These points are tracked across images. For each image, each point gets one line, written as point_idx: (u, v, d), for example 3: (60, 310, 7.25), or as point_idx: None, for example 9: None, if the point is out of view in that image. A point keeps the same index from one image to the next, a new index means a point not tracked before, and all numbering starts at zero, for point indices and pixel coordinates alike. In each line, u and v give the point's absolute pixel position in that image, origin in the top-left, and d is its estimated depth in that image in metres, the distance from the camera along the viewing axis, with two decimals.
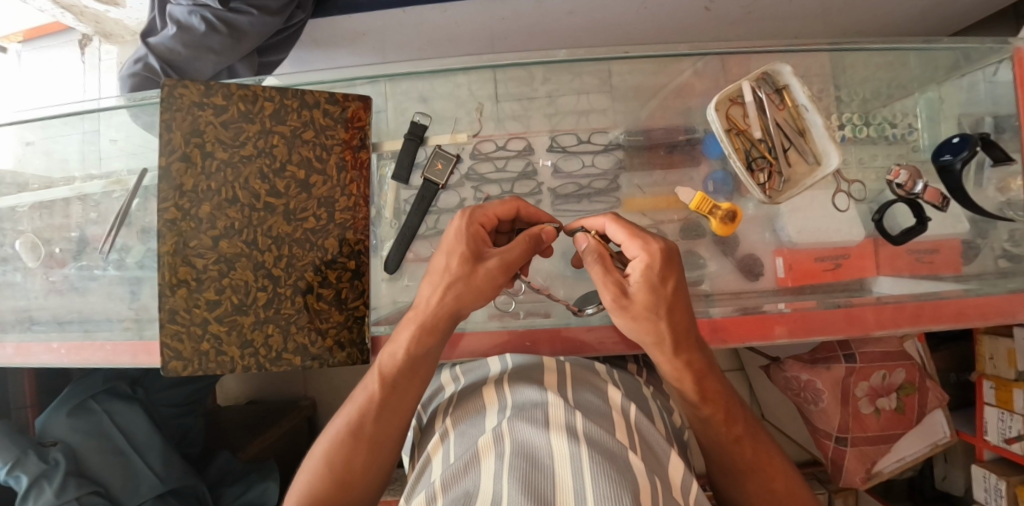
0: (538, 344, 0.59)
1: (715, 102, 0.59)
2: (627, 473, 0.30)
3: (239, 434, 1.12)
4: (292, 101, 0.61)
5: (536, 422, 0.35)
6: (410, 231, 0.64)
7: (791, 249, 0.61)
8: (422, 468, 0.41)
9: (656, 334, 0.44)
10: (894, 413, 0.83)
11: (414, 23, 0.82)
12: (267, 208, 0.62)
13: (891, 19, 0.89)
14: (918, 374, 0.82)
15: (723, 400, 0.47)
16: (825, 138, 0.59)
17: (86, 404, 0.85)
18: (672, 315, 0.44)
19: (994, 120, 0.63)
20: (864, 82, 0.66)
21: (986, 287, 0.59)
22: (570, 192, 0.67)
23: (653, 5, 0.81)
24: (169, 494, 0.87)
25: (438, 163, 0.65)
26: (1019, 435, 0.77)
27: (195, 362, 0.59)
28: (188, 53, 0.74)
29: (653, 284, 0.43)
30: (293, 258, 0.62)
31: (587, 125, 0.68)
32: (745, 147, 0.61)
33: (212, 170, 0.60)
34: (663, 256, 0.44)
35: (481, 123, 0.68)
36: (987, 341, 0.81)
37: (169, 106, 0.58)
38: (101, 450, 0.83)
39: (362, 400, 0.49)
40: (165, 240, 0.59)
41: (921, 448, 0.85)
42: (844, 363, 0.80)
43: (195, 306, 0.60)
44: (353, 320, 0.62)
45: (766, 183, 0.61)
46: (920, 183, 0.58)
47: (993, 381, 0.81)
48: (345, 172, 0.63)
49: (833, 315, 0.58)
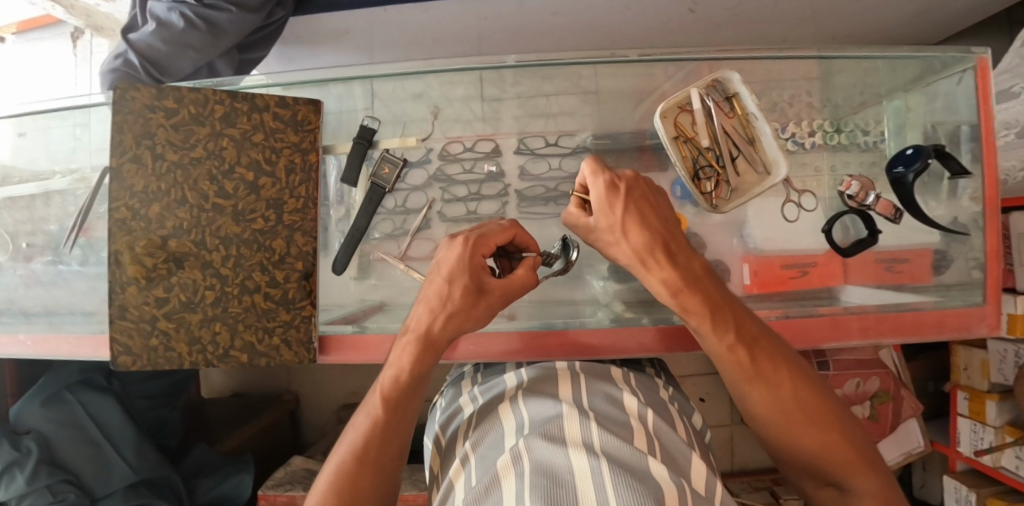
0: (549, 348, 0.58)
1: (659, 111, 0.59)
2: (649, 481, 0.30)
3: (216, 427, 1.16)
4: (242, 104, 0.61)
5: (552, 437, 0.36)
6: (358, 234, 0.65)
7: (758, 255, 0.63)
8: (446, 494, 0.40)
9: (629, 254, 0.48)
10: (868, 421, 0.87)
11: (397, 21, 0.83)
12: (215, 209, 0.61)
13: (880, 19, 0.89)
14: (893, 383, 0.86)
15: (715, 311, 0.46)
16: (774, 147, 0.60)
17: (61, 395, 0.85)
18: (633, 233, 0.47)
19: (971, 129, 0.60)
20: (840, 89, 0.66)
21: (947, 299, 0.60)
22: (537, 194, 0.69)
23: (636, 6, 0.81)
24: (142, 485, 0.87)
25: (385, 167, 0.65)
26: (990, 447, 0.85)
27: (145, 357, 0.60)
28: (166, 49, 0.74)
29: (604, 210, 0.48)
30: (241, 258, 0.61)
31: (555, 128, 0.69)
32: (692, 155, 0.61)
33: (163, 171, 0.60)
34: (608, 186, 0.48)
35: (432, 126, 0.70)
36: (963, 352, 0.89)
37: (121, 109, 0.59)
38: (73, 439, 0.82)
39: (366, 423, 0.47)
40: (115, 240, 0.60)
41: (896, 457, 0.90)
42: (818, 371, 0.86)
43: (144, 303, 0.60)
44: (301, 320, 0.62)
45: (713, 192, 0.61)
46: (873, 194, 0.58)
47: (967, 392, 0.88)
48: (294, 175, 0.63)
49: (818, 323, 0.58)
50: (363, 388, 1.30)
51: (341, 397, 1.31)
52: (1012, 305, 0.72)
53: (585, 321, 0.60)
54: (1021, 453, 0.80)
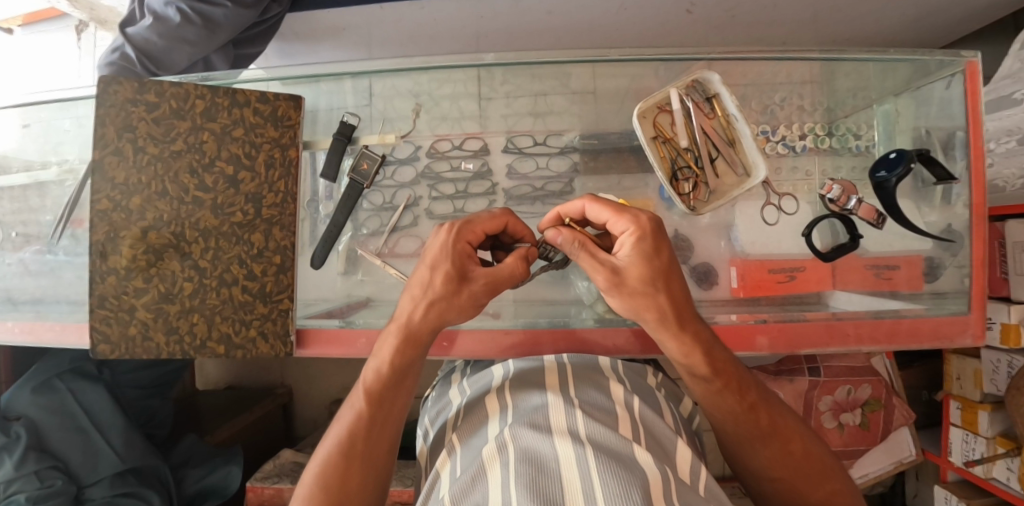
0: (542, 343, 0.59)
1: (638, 110, 0.61)
2: (634, 469, 0.29)
3: (209, 417, 1.17)
4: (223, 99, 0.62)
5: (537, 427, 0.35)
6: (336, 229, 0.66)
7: (744, 259, 0.63)
8: (432, 485, 0.39)
9: (659, 309, 0.44)
10: (858, 429, 0.86)
11: (392, 19, 0.84)
12: (195, 202, 0.62)
13: (881, 22, 0.88)
14: (884, 391, 0.85)
15: (731, 371, 0.47)
16: (754, 149, 0.61)
17: (50, 383, 0.86)
18: (669, 286, 0.43)
19: (966, 135, 0.58)
20: (829, 93, 0.65)
21: (936, 307, 0.59)
22: (524, 193, 0.69)
23: (632, 7, 0.80)
24: (129, 473, 0.87)
25: (364, 163, 0.66)
26: (981, 458, 0.84)
27: (123, 346, 0.61)
28: (162, 43, 0.75)
29: (650, 257, 0.43)
30: (219, 251, 0.62)
31: (543, 128, 0.69)
32: (671, 155, 0.62)
33: (144, 164, 0.61)
34: (652, 227, 0.44)
35: (414, 123, 0.70)
36: (955, 361, 0.88)
37: (103, 103, 0.59)
38: (64, 428, 0.83)
39: (350, 418, 0.47)
40: (96, 230, 0.60)
41: (885, 466, 0.89)
42: (808, 376, 0.84)
43: (124, 292, 0.61)
44: (278, 313, 0.62)
45: (692, 193, 0.62)
46: (854, 199, 0.59)
47: (959, 402, 0.88)
48: (273, 169, 0.63)
49: (808, 327, 0.57)
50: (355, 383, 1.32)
51: (333, 393, 1.33)
52: (1005, 314, 0.72)
53: (569, 321, 0.61)
54: (1012, 464, 0.80)
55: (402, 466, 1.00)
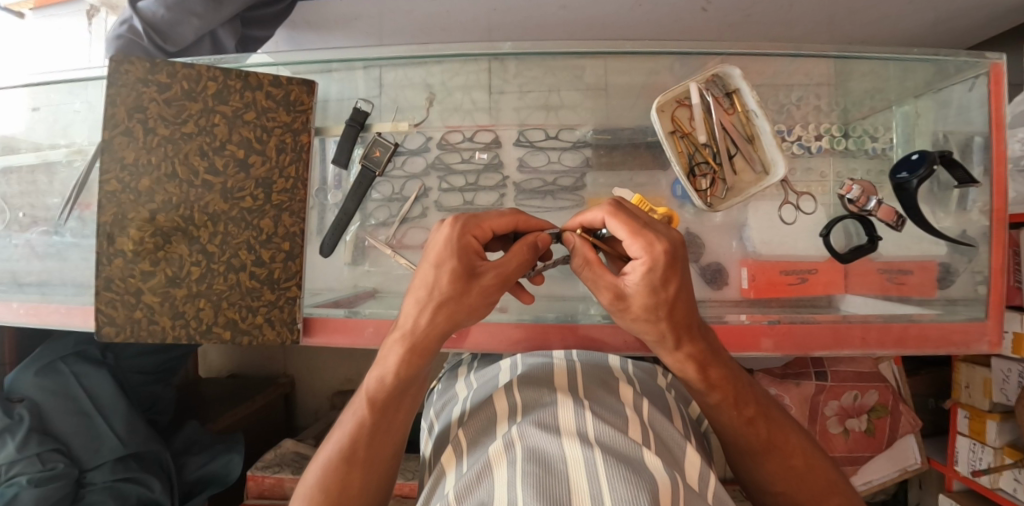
0: (549, 338, 0.59)
1: (657, 103, 0.60)
2: (643, 472, 0.29)
3: (212, 404, 1.17)
4: (235, 82, 0.61)
5: (545, 427, 0.35)
6: (345, 218, 0.66)
7: (756, 259, 0.62)
8: (437, 481, 0.39)
9: (659, 332, 0.44)
10: (863, 435, 0.86)
11: (406, 9, 0.84)
12: (205, 185, 0.62)
13: (896, 26, 0.88)
14: (892, 397, 0.85)
15: (729, 385, 0.46)
16: (773, 147, 0.61)
17: (55, 365, 0.86)
18: (673, 314, 0.42)
19: (984, 139, 0.59)
20: (846, 93, 0.65)
21: (949, 313, 0.59)
22: (535, 187, 0.69)
23: (647, 4, 0.81)
24: (131, 458, 0.87)
25: (376, 150, 0.66)
26: (987, 467, 0.84)
27: (128, 329, 0.61)
28: (169, 17, 0.73)
29: (654, 289, 0.40)
30: (228, 235, 0.62)
31: (556, 121, 0.69)
32: (689, 151, 0.62)
33: (153, 145, 0.61)
34: (667, 259, 0.39)
35: (426, 114, 0.69)
36: (964, 370, 0.88)
37: (115, 82, 0.60)
38: (67, 411, 0.83)
39: (351, 425, 0.47)
40: (104, 211, 0.60)
41: (891, 473, 0.89)
42: (815, 380, 0.84)
43: (130, 275, 0.61)
44: (285, 301, 0.62)
45: (708, 190, 0.62)
46: (874, 199, 0.58)
47: (968, 411, 0.87)
48: (284, 154, 0.63)
49: (819, 330, 0.57)
50: (358, 375, 1.32)
51: (336, 383, 1.33)
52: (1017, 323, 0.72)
53: (576, 317, 0.60)
54: (1018, 475, 0.80)
55: (404, 459, 1.00)
